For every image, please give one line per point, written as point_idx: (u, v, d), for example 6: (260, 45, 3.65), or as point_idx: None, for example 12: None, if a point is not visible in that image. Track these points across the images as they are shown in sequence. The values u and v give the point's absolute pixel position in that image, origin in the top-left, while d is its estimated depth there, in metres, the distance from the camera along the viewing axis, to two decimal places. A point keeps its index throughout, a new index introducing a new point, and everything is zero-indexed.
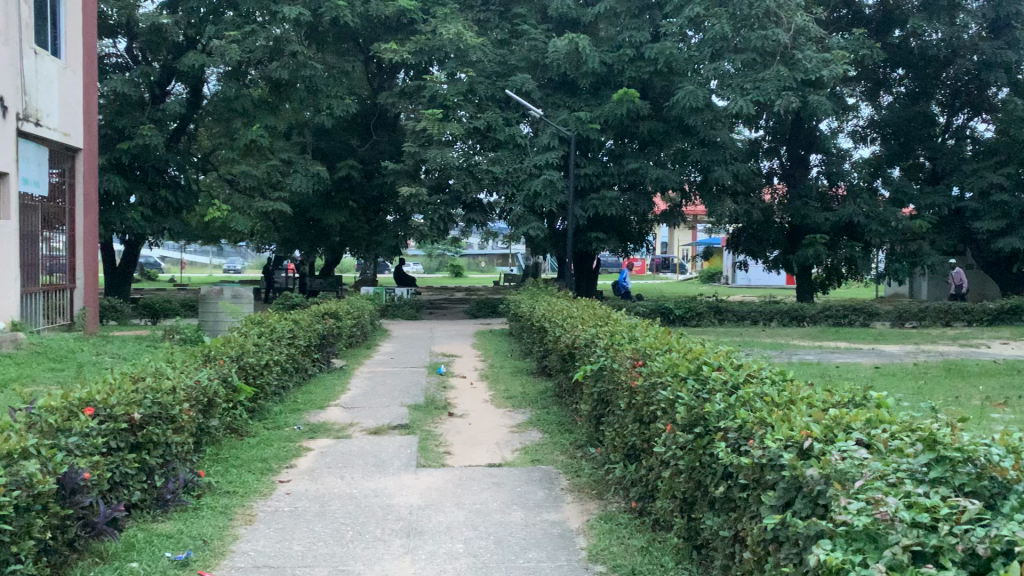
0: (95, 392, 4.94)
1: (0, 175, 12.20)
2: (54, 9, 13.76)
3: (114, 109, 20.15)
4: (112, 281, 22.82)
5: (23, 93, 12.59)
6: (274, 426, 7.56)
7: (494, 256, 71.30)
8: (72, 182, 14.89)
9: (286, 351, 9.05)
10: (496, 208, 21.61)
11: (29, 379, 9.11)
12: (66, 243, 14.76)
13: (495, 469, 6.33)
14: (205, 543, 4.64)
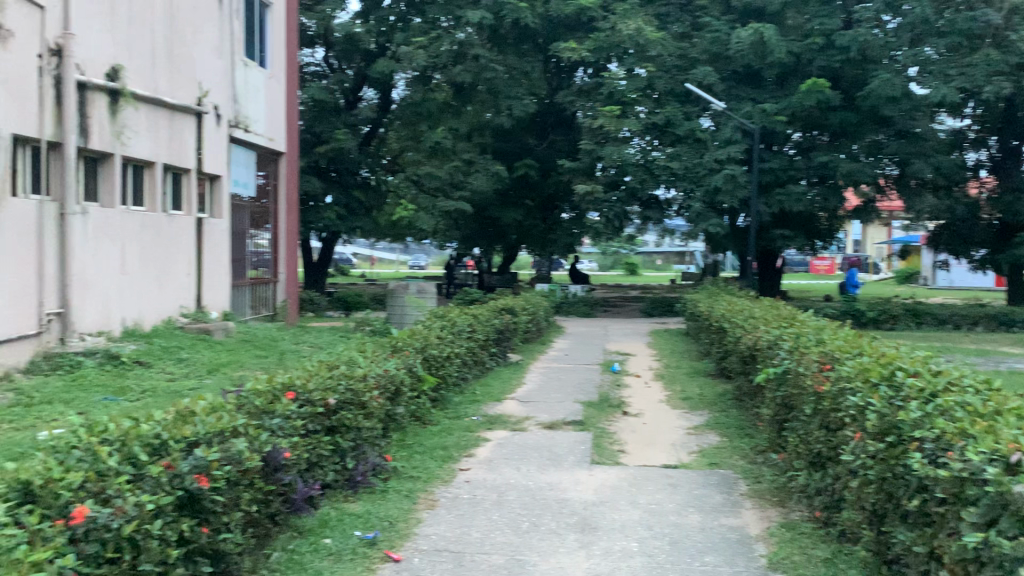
0: (295, 378, 5.34)
1: (215, 178, 13.37)
2: (261, 24, 14.90)
3: (313, 115, 21.56)
4: (309, 276, 24.40)
5: (235, 103, 13.73)
6: (454, 416, 7.84)
7: (671, 254, 70.22)
8: (275, 184, 16.09)
9: (465, 344, 9.35)
10: (674, 204, 21.28)
11: (238, 364, 9.95)
12: (270, 240, 15.98)
13: (670, 471, 6.24)
14: (391, 524, 4.88)
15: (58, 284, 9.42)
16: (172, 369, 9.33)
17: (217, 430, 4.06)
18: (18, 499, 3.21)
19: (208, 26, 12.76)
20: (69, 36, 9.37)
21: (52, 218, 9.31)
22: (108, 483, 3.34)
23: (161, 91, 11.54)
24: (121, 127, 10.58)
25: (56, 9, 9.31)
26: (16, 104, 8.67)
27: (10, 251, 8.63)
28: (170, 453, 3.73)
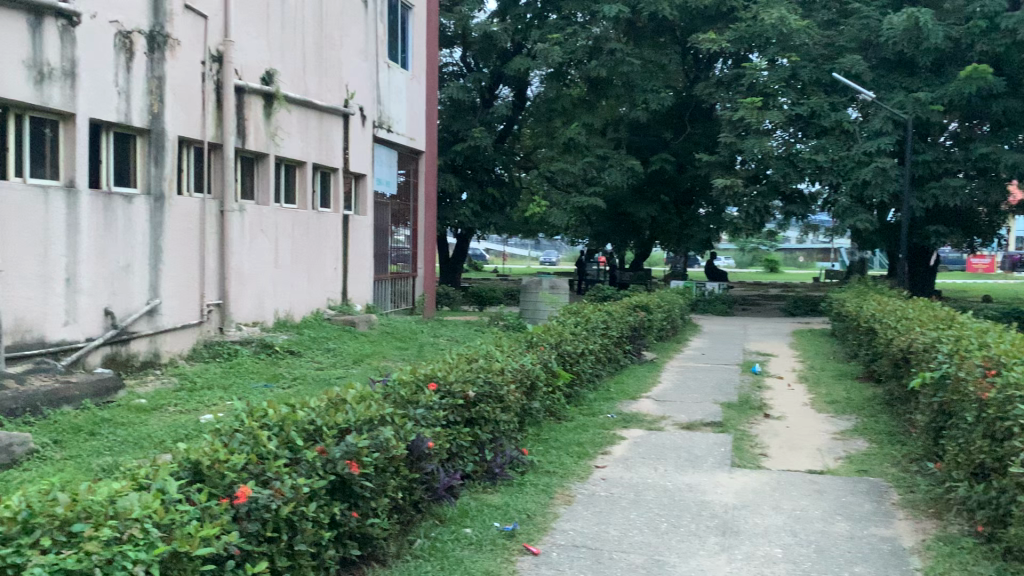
0: (436, 369, 5.48)
1: (359, 176, 13.86)
2: (404, 26, 15.33)
3: (450, 113, 22.03)
4: (445, 272, 24.95)
5: (378, 103, 14.21)
6: (589, 412, 7.83)
7: (813, 251, 67.53)
8: (415, 181, 16.52)
9: (600, 340, 9.32)
10: (818, 199, 20.43)
11: (381, 356, 10.29)
12: (410, 236, 16.43)
13: (816, 477, 6.01)
14: (529, 518, 4.92)
15: (217, 276, 10.02)
16: (320, 359, 9.76)
17: (367, 419, 4.22)
18: (189, 477, 3.44)
19: (354, 30, 13.25)
20: (229, 43, 9.93)
21: (213, 215, 9.91)
22: (267, 465, 3.53)
23: (312, 93, 12.06)
24: (274, 128, 11.14)
25: (218, 17, 9.88)
26: (183, 108, 9.27)
27: (177, 245, 9.25)
28: (324, 439, 3.92)
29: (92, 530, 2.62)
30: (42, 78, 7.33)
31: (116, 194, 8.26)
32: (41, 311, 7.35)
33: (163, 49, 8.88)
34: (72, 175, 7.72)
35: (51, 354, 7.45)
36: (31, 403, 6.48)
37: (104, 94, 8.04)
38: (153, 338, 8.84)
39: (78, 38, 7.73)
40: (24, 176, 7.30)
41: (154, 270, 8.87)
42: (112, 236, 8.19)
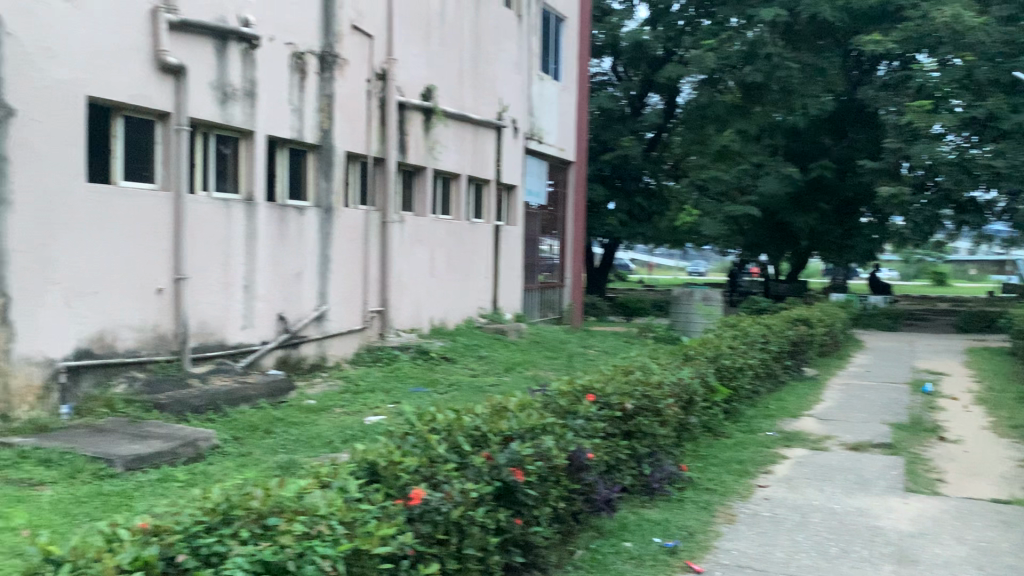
0: (593, 381, 5.48)
1: (511, 187, 14.08)
2: (556, 38, 15.48)
3: (600, 123, 22.03)
4: (592, 282, 24.92)
5: (530, 115, 14.39)
6: (747, 429, 7.60)
7: (988, 264, 62.90)
8: (566, 191, 16.61)
9: (758, 355, 9.03)
10: (994, 207, 18.82)
11: (533, 364, 10.38)
12: (559, 246, 16.53)
13: (1002, 508, 5.57)
14: (690, 535, 4.83)
15: (378, 285, 10.42)
16: (473, 366, 9.95)
17: (530, 427, 4.27)
18: (366, 477, 3.58)
19: (509, 44, 13.49)
20: (392, 60, 10.32)
21: (376, 226, 10.33)
22: (437, 468, 3.65)
23: (468, 107, 12.37)
24: (432, 141, 11.49)
25: (383, 37, 10.29)
26: (350, 124, 9.72)
27: (343, 254, 9.70)
28: (490, 445, 3.99)
29: (285, 523, 2.77)
30: (226, 98, 7.86)
31: (289, 207, 8.75)
32: (222, 315, 7.88)
33: (333, 69, 9.34)
34: (250, 188, 8.23)
35: (230, 356, 7.96)
36: (214, 401, 6.95)
37: (279, 112, 8.54)
38: (320, 341, 9.30)
39: (258, 60, 8.23)
40: (209, 190, 7.85)
41: (322, 277, 9.33)
42: (284, 246, 8.68)
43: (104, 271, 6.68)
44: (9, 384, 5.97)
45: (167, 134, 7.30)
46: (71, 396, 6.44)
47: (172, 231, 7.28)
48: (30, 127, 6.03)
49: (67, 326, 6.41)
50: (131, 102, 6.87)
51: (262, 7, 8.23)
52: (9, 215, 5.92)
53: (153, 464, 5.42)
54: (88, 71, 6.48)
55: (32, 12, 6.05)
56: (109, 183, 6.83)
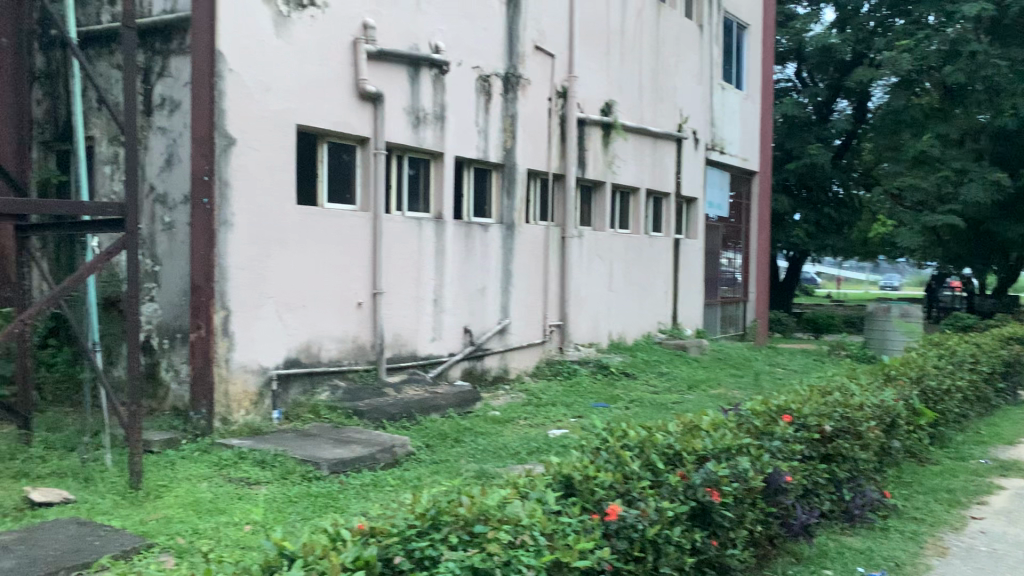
0: (789, 401, 5.29)
1: (692, 200, 13.87)
2: (738, 46, 15.11)
3: (784, 131, 21.27)
4: (776, 296, 24.05)
5: (711, 126, 14.11)
6: (957, 456, 7.06)
7: None
8: (749, 203, 16.14)
9: (968, 376, 8.37)
10: None
11: (716, 382, 10.13)
12: (742, 260, 16.09)
13: None
14: (898, 566, 4.55)
15: (560, 299, 10.55)
16: (656, 383, 9.85)
17: (725, 447, 4.18)
18: (562, 490, 3.63)
19: (689, 56, 13.33)
20: (574, 78, 10.46)
21: (557, 241, 10.47)
22: (632, 485, 3.65)
23: (648, 120, 12.31)
24: (611, 156, 11.52)
25: (565, 55, 10.45)
26: (532, 142, 9.93)
27: (525, 269, 9.90)
28: (685, 464, 3.95)
29: (492, 531, 2.88)
30: (418, 122, 8.23)
31: (475, 224, 9.05)
32: (414, 328, 8.24)
33: (517, 89, 9.58)
34: (439, 207, 8.59)
35: (421, 367, 8.31)
36: (407, 409, 7.28)
37: (466, 133, 8.86)
38: (504, 354, 9.53)
39: (448, 85, 8.57)
40: (402, 210, 8.25)
41: (505, 292, 9.56)
42: (470, 262, 8.98)
43: (311, 286, 7.16)
44: (229, 391, 6.50)
45: (366, 157, 7.75)
46: (282, 402, 6.93)
47: (369, 249, 7.70)
48: (248, 154, 6.59)
49: (278, 337, 6.91)
50: (335, 128, 7.34)
51: (451, 33, 8.57)
52: (230, 235, 6.48)
53: (355, 468, 5.74)
54: (298, 101, 6.99)
55: (251, 50, 6.60)
56: (314, 205, 7.33)
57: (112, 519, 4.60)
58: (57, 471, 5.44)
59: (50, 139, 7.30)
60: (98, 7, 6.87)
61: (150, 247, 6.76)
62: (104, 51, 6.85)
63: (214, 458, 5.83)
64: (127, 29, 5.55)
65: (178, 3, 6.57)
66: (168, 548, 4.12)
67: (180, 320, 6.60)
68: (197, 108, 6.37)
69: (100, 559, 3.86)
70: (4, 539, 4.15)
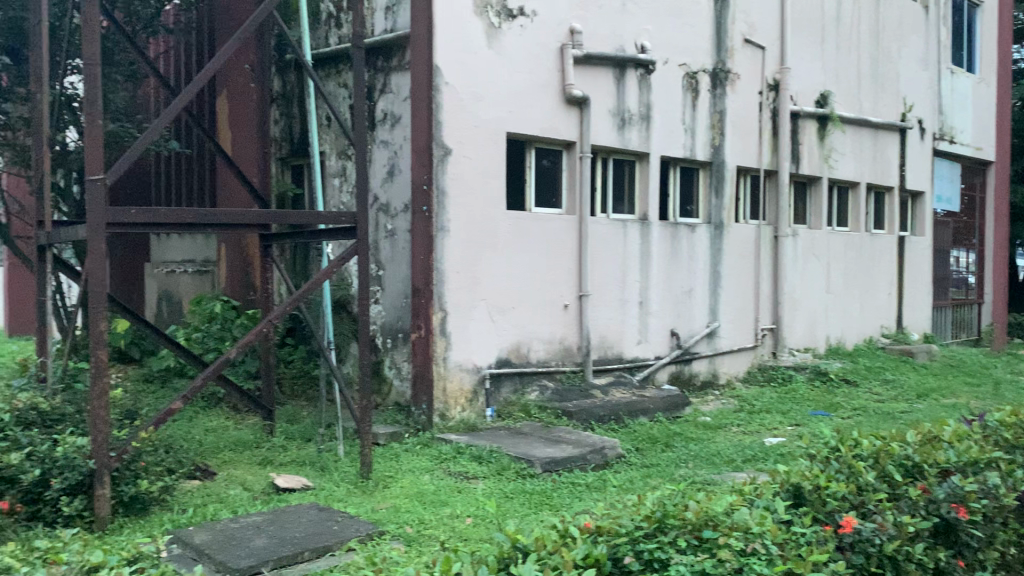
0: None
1: (917, 193, 12.91)
2: (970, 26, 13.90)
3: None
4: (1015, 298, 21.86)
5: (940, 113, 13.06)
6: None
7: None
8: (983, 196, 14.78)
9: None
10: None
11: (950, 391, 9.34)
12: (976, 258, 14.75)
13: None
14: None
15: (772, 300, 10.15)
16: (880, 391, 9.23)
17: (971, 460, 3.84)
18: (791, 499, 3.50)
19: (913, 40, 12.42)
20: (785, 70, 10.04)
21: (769, 240, 10.10)
22: (866, 497, 3.45)
23: (867, 111, 11.58)
24: (828, 150, 10.96)
25: (777, 47, 10.06)
26: (742, 139, 9.64)
27: (735, 271, 9.61)
28: (926, 478, 3.68)
29: (722, 537, 2.86)
30: (624, 123, 8.21)
31: (682, 224, 8.91)
32: (621, 330, 8.22)
33: (725, 84, 9.33)
34: (645, 208, 8.53)
35: (629, 369, 8.28)
36: (616, 412, 7.26)
37: (673, 132, 8.74)
38: (713, 358, 9.30)
39: (654, 84, 8.49)
40: (607, 212, 8.26)
41: (714, 294, 9.33)
42: (677, 263, 8.84)
43: (520, 289, 7.32)
44: (446, 388, 6.79)
45: (572, 161, 7.82)
46: (494, 401, 7.14)
47: (575, 251, 7.77)
48: (462, 162, 6.84)
49: (491, 338, 7.13)
50: (542, 134, 7.47)
51: (658, 32, 8.49)
52: (445, 240, 6.75)
53: (567, 468, 5.79)
54: (508, 109, 7.18)
55: (465, 61, 6.85)
56: (522, 210, 7.49)
57: (347, 506, 4.93)
58: (297, 460, 5.92)
59: (287, 156, 7.95)
60: (326, 31, 7.41)
61: (376, 252, 7.20)
62: (333, 72, 7.38)
63: (435, 453, 6.10)
64: (357, 49, 5.96)
65: (398, 23, 6.96)
66: (398, 535, 4.34)
67: (401, 321, 6.98)
68: (416, 121, 6.70)
69: (345, 543, 4.16)
70: (257, 519, 4.56)
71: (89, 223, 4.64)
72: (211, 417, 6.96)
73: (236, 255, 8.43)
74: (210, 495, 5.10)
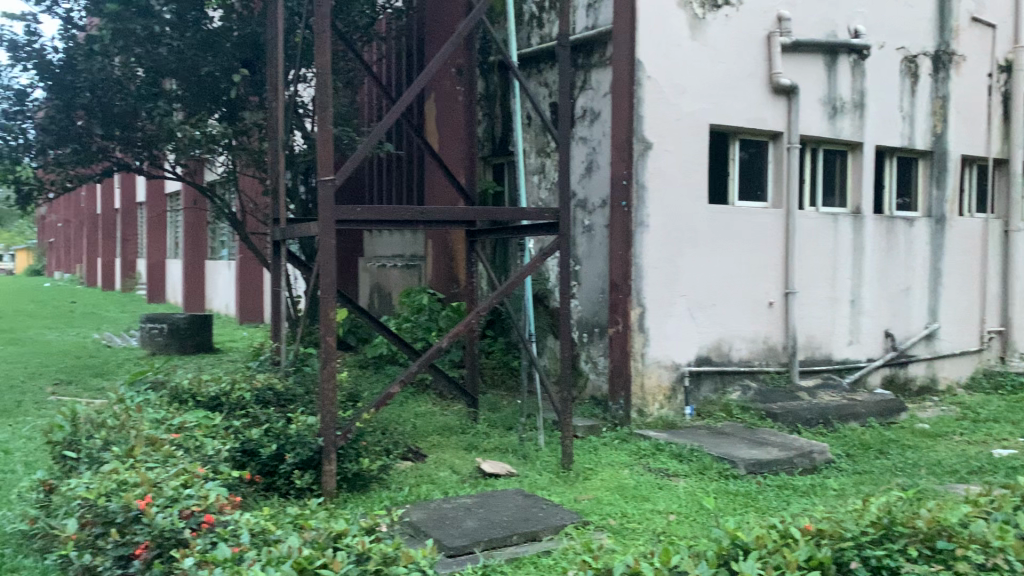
0: None
1: None
2: None
3: None
4: None
5: None
6: None
7: None
8: None
9: None
10: None
11: None
12: None
13: None
14: None
15: (1000, 301, 9.34)
16: None
17: None
18: None
19: None
20: (1020, 49, 9.18)
21: (997, 235, 9.30)
22: None
23: None
24: None
25: (1009, 25, 9.24)
26: (967, 125, 8.93)
27: (959, 268, 8.92)
28: None
29: (959, 549, 2.82)
30: (836, 112, 7.83)
31: (898, 218, 8.40)
32: (830, 329, 7.84)
33: (949, 67, 8.67)
34: (858, 201, 8.13)
35: (838, 371, 7.88)
36: (824, 415, 6.95)
37: (889, 121, 8.25)
38: (932, 362, 8.68)
39: (869, 70, 8.04)
40: (816, 205, 7.93)
41: (934, 293, 8.70)
42: (893, 260, 8.33)
43: (722, 285, 7.17)
44: (645, 385, 6.77)
45: (779, 153, 7.57)
46: (694, 399, 7.04)
47: (781, 246, 7.51)
48: (664, 156, 6.79)
49: (691, 335, 7.01)
50: (747, 125, 7.27)
51: (873, 14, 8.03)
52: (646, 235, 6.72)
53: (773, 470, 5.61)
54: (712, 101, 7.05)
55: (669, 55, 6.80)
56: (725, 204, 7.34)
57: (551, 494, 5.05)
58: (500, 447, 6.12)
59: (489, 155, 8.24)
60: (528, 32, 7.60)
61: (574, 248, 7.30)
62: (535, 71, 7.56)
63: (635, 448, 6.11)
64: (563, 48, 6.07)
65: (600, 19, 7.00)
66: (602, 527, 4.39)
67: (598, 316, 7.05)
68: (618, 116, 6.72)
69: (564, 527, 4.33)
70: (467, 501, 4.76)
71: (321, 221, 5.02)
72: (420, 402, 7.34)
73: (441, 251, 8.82)
74: (423, 476, 5.40)
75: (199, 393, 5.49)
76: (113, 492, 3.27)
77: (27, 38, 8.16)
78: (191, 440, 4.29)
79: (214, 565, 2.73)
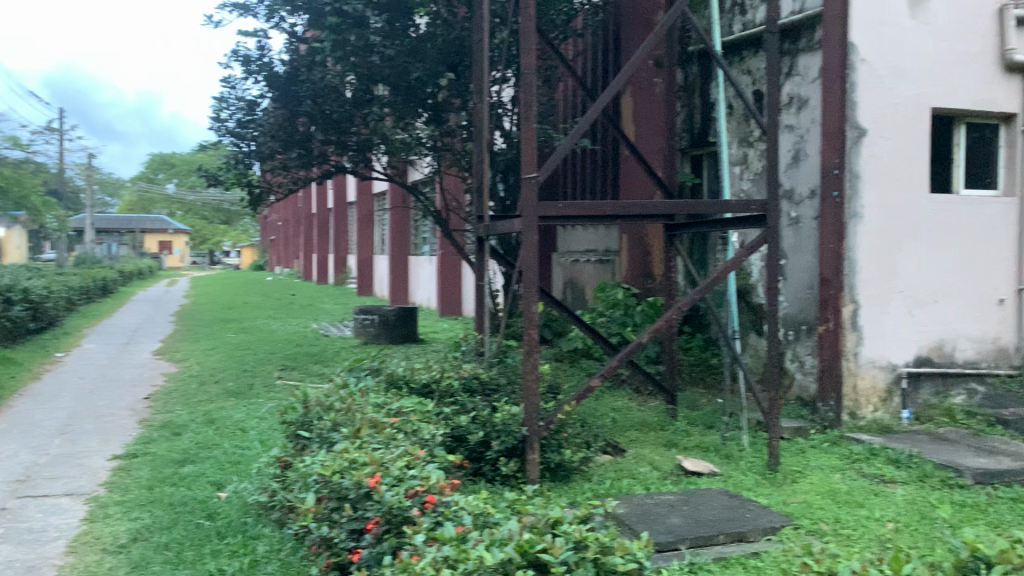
0: None
1: None
2: None
3: None
4: None
5: None
6: None
7: None
8: None
9: None
10: None
11: None
12: None
13: None
14: None
15: None
16: None
17: None
18: None
19: None
20: None
21: None
22: None
23: None
24: None
25: None
26: None
27: None
28: None
29: None
30: None
31: None
32: None
33: None
34: None
35: None
36: None
37: None
38: None
39: None
40: None
41: None
42: None
43: (945, 280, 6.66)
44: (857, 386, 6.43)
45: (1012, 137, 6.92)
46: (912, 403, 6.61)
47: (1015, 237, 6.85)
48: (880, 143, 6.40)
49: (909, 333, 6.58)
50: (975, 108, 6.71)
51: None
52: (860, 228, 6.38)
53: (1005, 482, 5.15)
54: (933, 83, 6.57)
55: (885, 36, 6.40)
56: (949, 193, 6.81)
57: (757, 495, 4.93)
58: (701, 445, 6.04)
59: (687, 147, 8.11)
60: (730, 19, 7.42)
61: (779, 242, 7.06)
62: (738, 60, 7.37)
63: (846, 452, 5.83)
64: (771, 34, 5.84)
65: (807, 2, 6.72)
66: (814, 532, 4.24)
67: (805, 313, 6.78)
68: (829, 103, 6.41)
69: (779, 530, 4.20)
70: (671, 498, 4.74)
71: (525, 217, 5.14)
72: (616, 397, 7.36)
73: (637, 245, 8.78)
74: (623, 470, 5.41)
75: (411, 380, 5.81)
76: (345, 469, 3.57)
77: (258, 53, 8.92)
78: (409, 424, 4.56)
79: (442, 542, 2.90)
